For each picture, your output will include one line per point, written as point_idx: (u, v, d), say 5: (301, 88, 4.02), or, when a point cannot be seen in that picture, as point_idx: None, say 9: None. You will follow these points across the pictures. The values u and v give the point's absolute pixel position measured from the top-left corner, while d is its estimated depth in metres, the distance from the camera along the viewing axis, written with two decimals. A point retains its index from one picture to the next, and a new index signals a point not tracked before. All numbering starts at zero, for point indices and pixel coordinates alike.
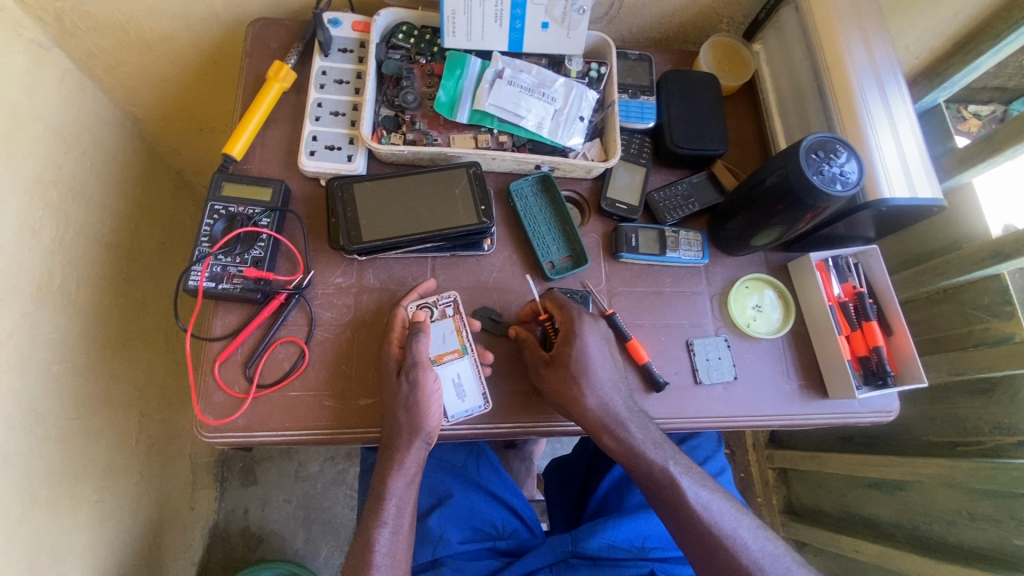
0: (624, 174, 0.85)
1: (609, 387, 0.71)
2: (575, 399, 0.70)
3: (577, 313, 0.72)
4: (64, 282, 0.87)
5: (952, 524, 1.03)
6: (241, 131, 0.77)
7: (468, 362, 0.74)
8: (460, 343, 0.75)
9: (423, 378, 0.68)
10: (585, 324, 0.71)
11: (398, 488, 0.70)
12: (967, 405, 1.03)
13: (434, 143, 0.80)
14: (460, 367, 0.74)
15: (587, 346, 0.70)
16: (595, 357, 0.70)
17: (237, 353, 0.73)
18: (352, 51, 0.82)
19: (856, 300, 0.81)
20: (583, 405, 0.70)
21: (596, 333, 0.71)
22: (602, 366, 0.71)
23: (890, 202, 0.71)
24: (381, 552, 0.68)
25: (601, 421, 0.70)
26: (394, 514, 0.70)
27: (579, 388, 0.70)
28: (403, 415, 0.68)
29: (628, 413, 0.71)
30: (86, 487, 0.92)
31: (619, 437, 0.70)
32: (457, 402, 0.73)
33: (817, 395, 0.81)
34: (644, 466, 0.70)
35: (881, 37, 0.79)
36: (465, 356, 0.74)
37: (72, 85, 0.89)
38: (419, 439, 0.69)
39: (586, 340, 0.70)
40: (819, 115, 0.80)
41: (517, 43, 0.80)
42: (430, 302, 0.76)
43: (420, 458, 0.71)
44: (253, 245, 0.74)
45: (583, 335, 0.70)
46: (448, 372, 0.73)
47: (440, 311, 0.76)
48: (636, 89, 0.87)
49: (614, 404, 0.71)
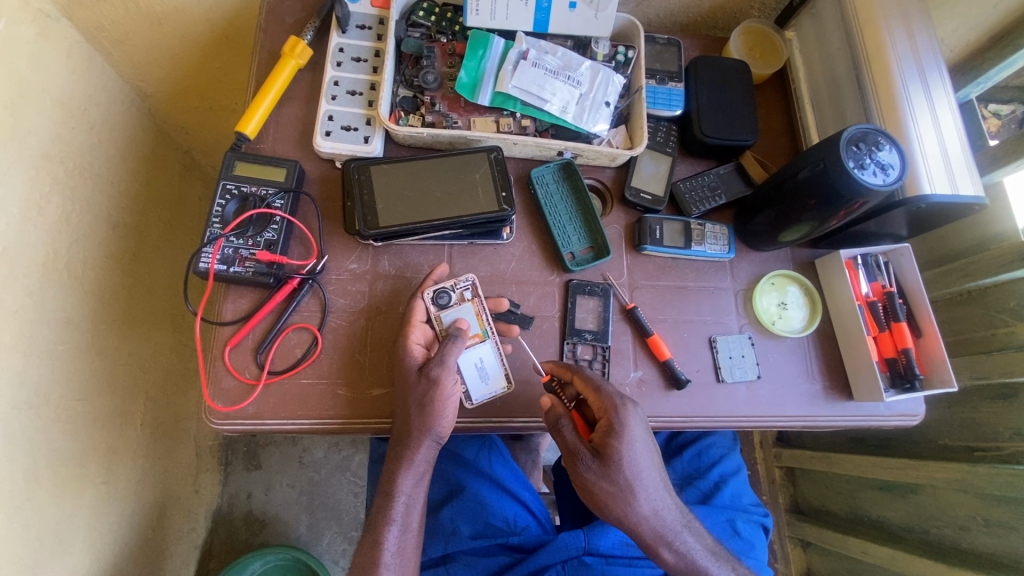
0: (649, 163, 0.82)
1: (661, 492, 0.65)
2: (628, 509, 0.64)
3: (621, 406, 0.64)
4: (70, 260, 0.85)
5: (966, 530, 1.01)
6: (255, 108, 0.75)
7: (490, 346, 0.73)
8: (480, 328, 0.73)
9: (444, 377, 0.66)
10: (632, 419, 0.64)
11: (406, 485, 0.69)
12: (986, 410, 1.00)
13: (454, 125, 0.77)
14: (481, 351, 0.72)
15: (637, 450, 0.63)
16: (648, 463, 0.64)
17: (249, 338, 0.71)
18: (371, 27, 0.79)
19: (886, 300, 0.78)
20: (637, 517, 0.64)
21: (642, 431, 0.65)
22: (652, 469, 0.64)
23: (930, 199, 0.68)
24: (390, 550, 0.66)
25: (657, 533, 0.65)
26: (404, 511, 0.68)
27: (632, 500, 0.63)
28: (417, 413, 0.66)
29: (678, 518, 0.67)
30: (90, 469, 0.91)
31: (678, 549, 0.66)
32: (480, 385, 0.72)
33: (841, 396, 0.79)
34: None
35: (923, 27, 0.76)
36: (486, 340, 0.73)
37: (79, 58, 0.86)
38: (430, 438, 0.67)
39: (634, 442, 0.63)
40: (855, 106, 0.77)
41: (542, 23, 0.77)
42: (447, 287, 0.73)
43: (428, 454, 0.69)
44: (266, 227, 0.71)
45: (630, 430, 0.63)
46: (470, 357, 0.72)
47: (457, 295, 0.73)
48: (664, 75, 0.84)
49: (667, 514, 0.66)
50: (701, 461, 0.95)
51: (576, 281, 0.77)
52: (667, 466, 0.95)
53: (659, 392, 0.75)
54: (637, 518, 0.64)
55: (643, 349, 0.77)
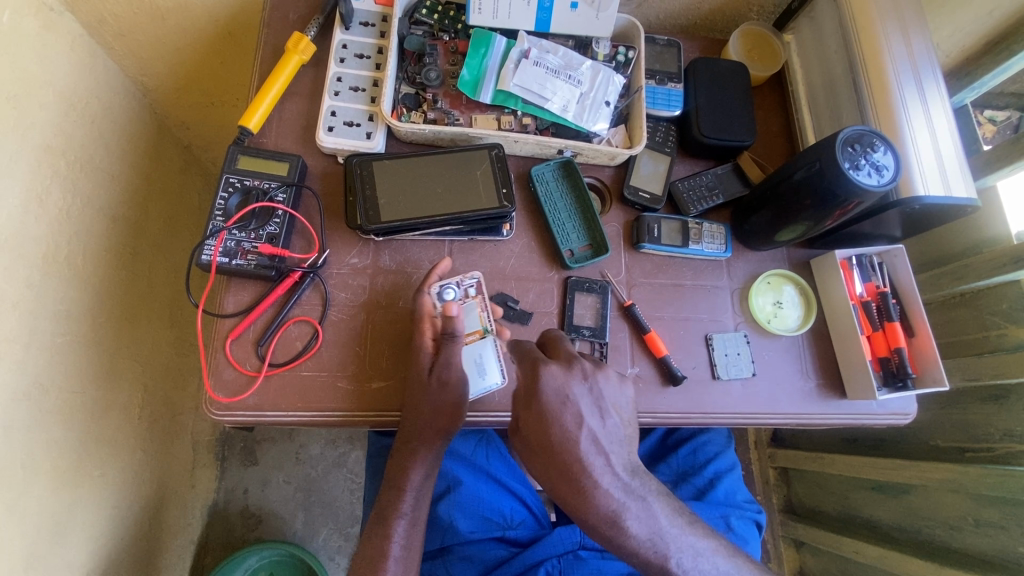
0: (648, 163, 0.83)
1: (596, 463, 0.57)
2: (551, 483, 0.58)
3: (539, 371, 0.59)
4: (71, 253, 0.85)
5: (956, 529, 1.02)
6: (258, 103, 0.75)
7: (491, 343, 0.73)
8: (482, 324, 0.74)
9: (452, 377, 0.68)
10: (545, 386, 0.58)
11: (416, 479, 0.70)
12: (978, 411, 1.01)
13: (456, 123, 0.78)
14: (483, 346, 0.73)
15: (552, 413, 0.57)
16: (574, 427, 0.57)
17: (250, 330, 0.71)
18: (374, 25, 0.80)
19: (880, 300, 0.79)
20: (565, 491, 0.57)
21: (565, 394, 0.58)
22: (583, 431, 0.58)
23: (924, 200, 0.69)
24: (398, 544, 0.67)
25: (596, 510, 0.57)
26: (412, 506, 0.69)
27: (555, 469, 0.57)
28: (424, 409, 0.68)
29: (626, 494, 0.58)
30: (88, 462, 0.91)
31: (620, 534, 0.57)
32: (478, 380, 0.73)
33: (835, 395, 0.80)
34: (653, 564, 0.58)
35: (919, 31, 0.77)
36: (486, 336, 0.74)
37: (81, 51, 0.86)
38: (443, 437, 0.70)
39: (547, 405, 0.57)
40: (852, 109, 0.78)
41: (544, 22, 0.78)
42: (452, 282, 0.74)
43: (435, 447, 0.70)
44: (269, 221, 0.72)
45: (543, 396, 0.58)
46: (471, 352, 0.73)
47: (463, 290, 0.75)
48: (663, 76, 0.85)
49: (606, 488, 0.57)
50: (696, 458, 0.96)
51: (574, 279, 0.78)
52: (662, 463, 0.96)
53: (656, 389, 0.76)
54: (566, 489, 0.57)
55: (640, 346, 0.78)
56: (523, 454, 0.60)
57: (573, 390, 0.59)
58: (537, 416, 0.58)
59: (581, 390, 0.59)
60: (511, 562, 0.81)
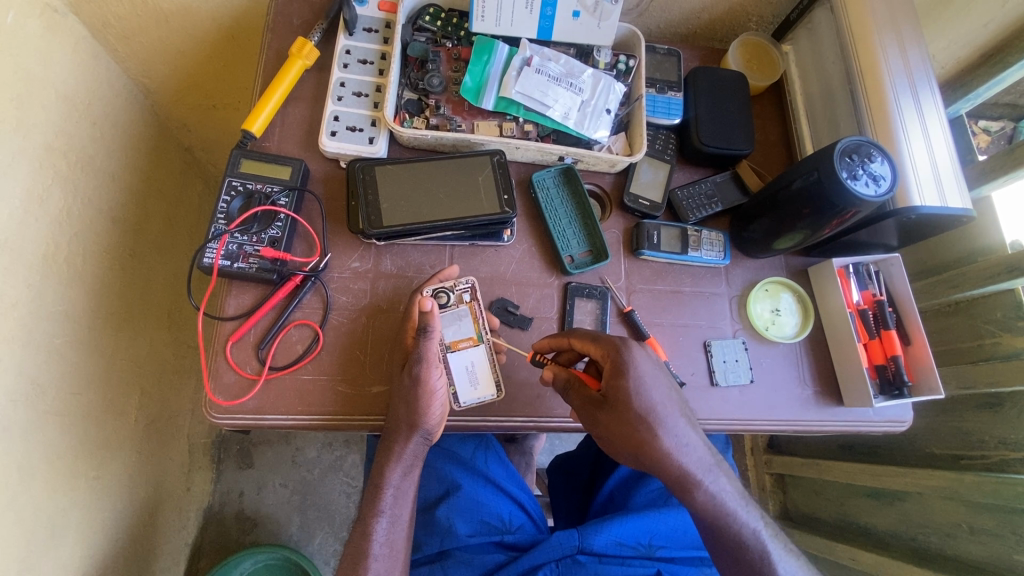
0: (648, 170, 0.84)
1: (682, 426, 0.63)
2: (649, 445, 0.61)
3: (623, 343, 0.63)
4: (70, 253, 0.85)
5: (952, 536, 1.02)
6: (261, 107, 0.75)
7: (484, 350, 0.74)
8: (476, 330, 0.74)
9: (427, 374, 0.66)
10: (637, 354, 0.63)
11: (394, 477, 0.71)
12: (973, 418, 1.02)
13: (458, 129, 0.78)
14: (475, 354, 0.73)
15: (648, 383, 0.61)
16: (664, 397, 0.62)
17: (251, 333, 0.71)
18: (377, 31, 0.81)
19: (876, 308, 0.80)
20: (663, 455, 0.61)
21: (650, 364, 0.63)
22: (667, 402, 0.62)
23: (921, 210, 0.70)
24: (378, 541, 0.68)
25: (688, 466, 0.62)
26: (392, 504, 0.70)
27: (651, 433, 0.61)
28: (403, 408, 0.67)
29: (707, 456, 0.64)
30: (83, 464, 0.91)
31: (711, 489, 0.63)
32: (470, 389, 0.73)
33: (832, 402, 0.80)
34: (733, 524, 0.63)
35: (916, 43, 0.78)
36: (480, 344, 0.74)
37: (84, 53, 0.87)
38: (419, 435, 0.69)
39: (643, 373, 0.62)
40: (849, 119, 0.79)
41: (546, 30, 0.79)
42: (445, 287, 0.74)
43: (411, 447, 0.70)
44: (271, 225, 0.72)
45: (636, 362, 0.62)
46: (463, 359, 0.73)
47: (456, 296, 0.74)
48: (663, 84, 0.85)
49: (694, 451, 0.63)
50: None
51: (574, 284, 0.79)
52: None
53: None
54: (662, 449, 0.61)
55: None
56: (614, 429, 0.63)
57: (653, 360, 0.64)
58: (634, 385, 0.61)
59: (656, 361, 0.65)
60: (511, 565, 0.81)
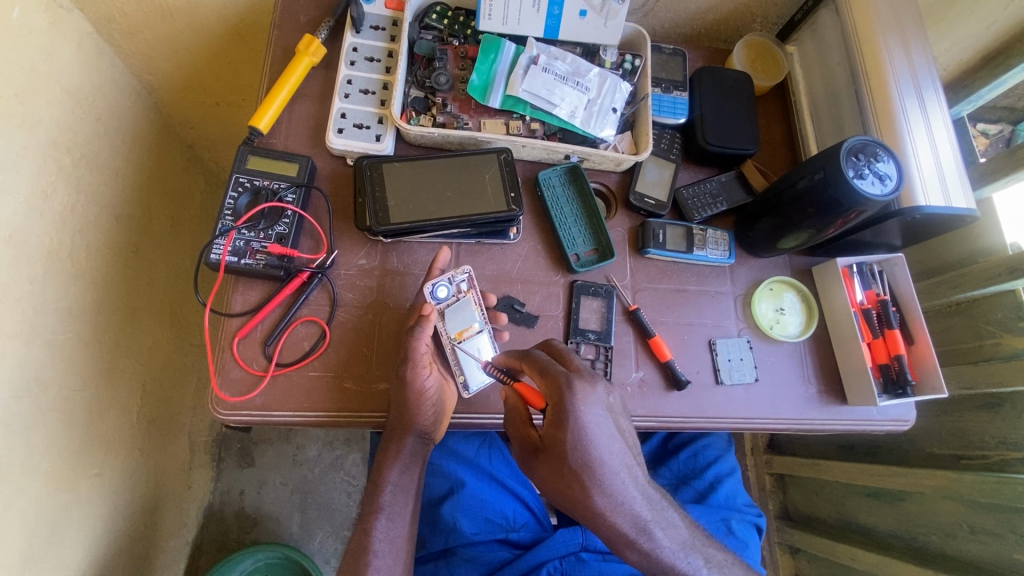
0: (653, 169, 0.85)
1: (622, 483, 0.57)
2: (582, 501, 0.57)
3: (566, 385, 0.57)
4: (74, 250, 0.85)
5: (952, 536, 1.03)
6: (268, 103, 0.75)
7: (488, 334, 0.74)
8: (478, 317, 0.74)
9: (416, 376, 0.66)
10: (581, 401, 0.57)
11: (393, 475, 0.72)
12: (973, 418, 1.03)
13: (464, 127, 0.78)
14: (480, 341, 0.73)
15: (584, 436, 0.56)
16: (601, 452, 0.57)
17: (258, 330, 0.71)
18: (384, 28, 0.81)
19: (880, 308, 0.80)
20: (593, 512, 0.57)
21: (594, 413, 0.57)
22: (606, 457, 0.57)
23: (925, 210, 0.71)
24: (379, 538, 0.69)
25: (625, 525, 0.57)
26: (391, 501, 0.72)
27: (581, 490, 0.57)
28: (399, 408, 0.68)
29: (648, 513, 0.58)
30: (85, 461, 0.91)
31: (643, 549, 0.58)
32: (477, 372, 0.73)
33: (836, 401, 0.81)
34: None
35: (920, 44, 0.79)
36: (482, 329, 0.74)
37: (89, 49, 0.87)
38: (414, 435, 0.70)
39: (583, 424, 0.56)
40: (854, 119, 0.79)
41: (553, 29, 0.79)
42: (444, 279, 0.73)
43: (407, 446, 0.71)
44: (278, 221, 0.73)
45: (575, 412, 0.56)
46: (470, 348, 0.73)
47: (456, 287, 0.74)
48: (668, 84, 0.86)
49: (630, 509, 0.57)
50: (697, 462, 0.96)
51: (580, 283, 0.79)
52: (664, 466, 0.96)
53: (659, 393, 0.77)
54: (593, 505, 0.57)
55: (644, 350, 0.78)
56: (549, 477, 0.59)
57: (601, 406, 0.58)
58: (570, 437, 0.56)
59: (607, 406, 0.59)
60: (514, 563, 0.81)
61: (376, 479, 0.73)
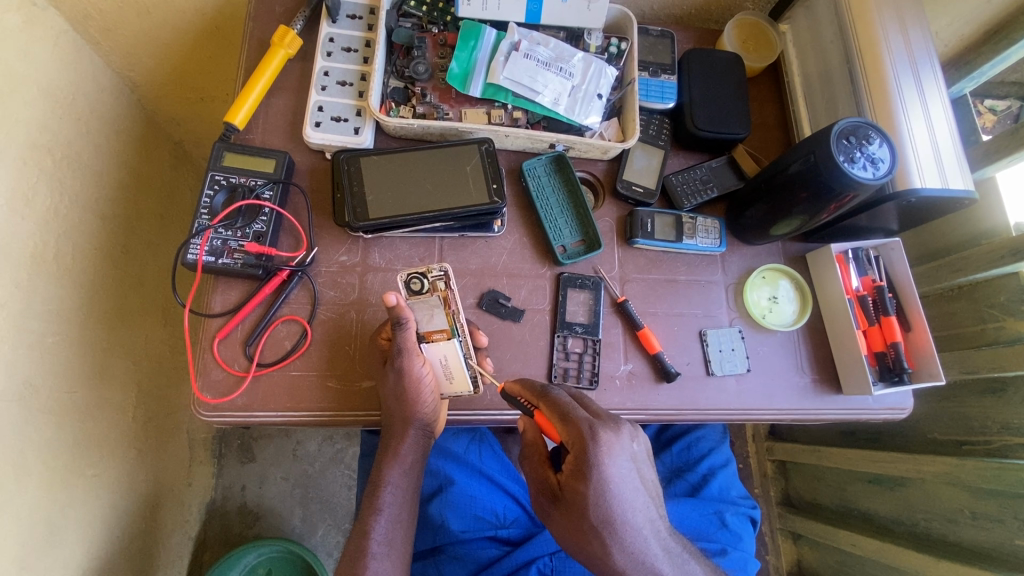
0: (642, 156, 0.82)
1: (647, 538, 0.57)
2: (603, 558, 0.56)
3: (592, 437, 0.56)
4: (60, 252, 0.84)
5: (953, 522, 1.02)
6: (244, 98, 0.74)
7: (457, 347, 0.68)
8: (450, 324, 0.68)
9: (410, 365, 0.65)
10: (609, 454, 0.55)
11: (393, 476, 0.71)
12: (975, 403, 1.01)
13: (445, 117, 0.76)
14: (449, 348, 0.68)
15: (606, 490, 0.54)
16: (590, 536, 0.56)
17: (238, 330, 0.70)
18: (361, 18, 0.79)
19: (875, 294, 0.78)
20: (613, 570, 0.57)
21: (620, 468, 0.55)
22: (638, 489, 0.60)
23: (920, 192, 0.68)
24: (377, 539, 0.67)
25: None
26: (391, 501, 0.70)
27: (603, 548, 0.56)
28: (395, 402, 0.67)
29: (670, 571, 0.58)
30: (82, 461, 0.91)
31: None
32: (445, 381, 0.71)
33: (831, 389, 0.79)
34: None
35: (917, 22, 0.76)
36: (454, 338, 0.68)
37: (66, 47, 0.85)
38: (416, 428, 0.70)
39: (613, 481, 0.55)
40: (848, 100, 0.77)
41: (535, 13, 0.77)
42: (420, 273, 0.69)
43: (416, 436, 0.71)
44: (255, 219, 0.71)
45: (604, 465, 0.55)
46: (436, 353, 0.68)
47: (431, 283, 0.69)
48: (656, 67, 0.83)
49: (655, 569, 0.57)
50: (690, 454, 0.95)
51: (566, 275, 0.77)
52: (657, 458, 0.95)
53: (650, 385, 0.76)
54: (602, 568, 0.57)
55: (633, 342, 0.77)
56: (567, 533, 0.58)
57: (627, 461, 0.56)
58: (591, 498, 0.55)
59: (633, 457, 0.57)
60: (501, 563, 0.81)
61: (376, 480, 0.71)
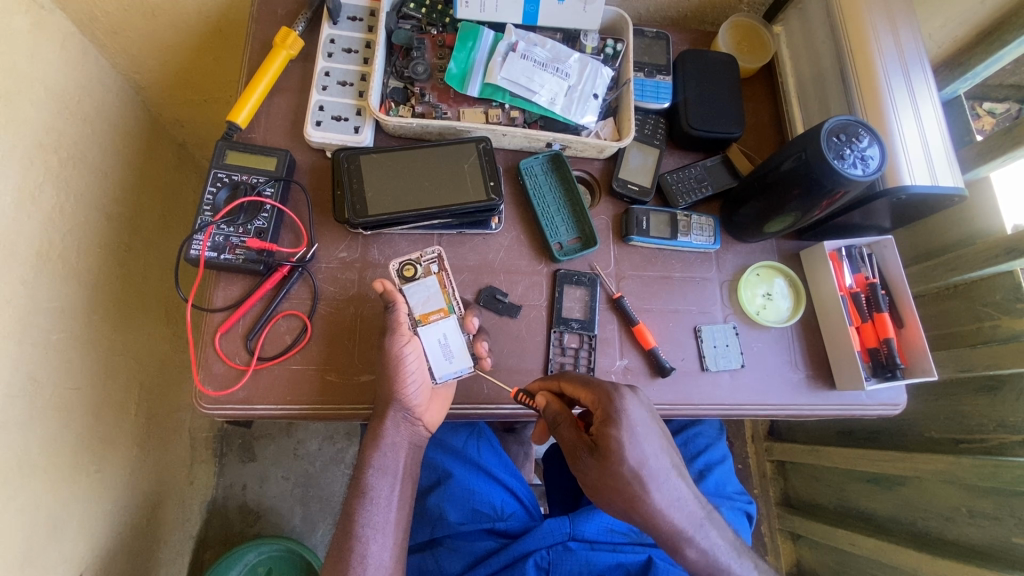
0: (637, 155, 0.84)
1: (674, 482, 0.61)
2: (640, 503, 0.59)
3: (613, 389, 0.61)
4: (65, 250, 0.86)
5: (950, 520, 1.02)
6: (246, 98, 0.75)
7: (455, 323, 0.72)
8: (445, 303, 0.73)
9: (393, 346, 0.66)
10: (631, 404, 0.61)
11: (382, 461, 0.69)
12: (971, 402, 1.01)
13: (444, 116, 0.78)
14: (446, 326, 0.72)
15: (634, 434, 0.59)
16: (626, 483, 0.58)
17: (240, 324, 0.72)
18: (361, 19, 0.80)
19: (868, 291, 0.79)
20: (652, 514, 0.59)
21: (641, 418, 0.61)
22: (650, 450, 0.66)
23: (911, 190, 0.70)
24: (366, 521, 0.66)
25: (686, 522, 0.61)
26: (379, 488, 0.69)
27: (641, 491, 0.59)
28: (384, 387, 0.67)
29: (698, 507, 0.63)
30: (85, 459, 0.92)
31: (702, 547, 0.62)
32: (445, 363, 0.71)
33: (825, 386, 0.80)
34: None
35: (907, 23, 0.77)
36: (450, 315, 0.73)
37: (72, 49, 0.87)
38: (404, 415, 0.69)
39: (638, 425, 0.60)
40: (839, 100, 0.78)
41: (532, 15, 0.78)
42: (413, 259, 0.74)
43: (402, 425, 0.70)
44: (257, 216, 0.73)
45: (628, 411, 0.60)
46: (434, 332, 0.71)
47: (424, 268, 0.74)
48: (652, 68, 0.85)
49: (684, 506, 0.61)
50: (687, 451, 0.96)
51: (563, 271, 0.78)
52: None
53: (645, 380, 0.77)
54: (641, 514, 0.59)
55: (629, 338, 0.78)
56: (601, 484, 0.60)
57: (644, 413, 0.62)
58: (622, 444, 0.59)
59: (648, 408, 0.63)
60: (497, 556, 0.81)
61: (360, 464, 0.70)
